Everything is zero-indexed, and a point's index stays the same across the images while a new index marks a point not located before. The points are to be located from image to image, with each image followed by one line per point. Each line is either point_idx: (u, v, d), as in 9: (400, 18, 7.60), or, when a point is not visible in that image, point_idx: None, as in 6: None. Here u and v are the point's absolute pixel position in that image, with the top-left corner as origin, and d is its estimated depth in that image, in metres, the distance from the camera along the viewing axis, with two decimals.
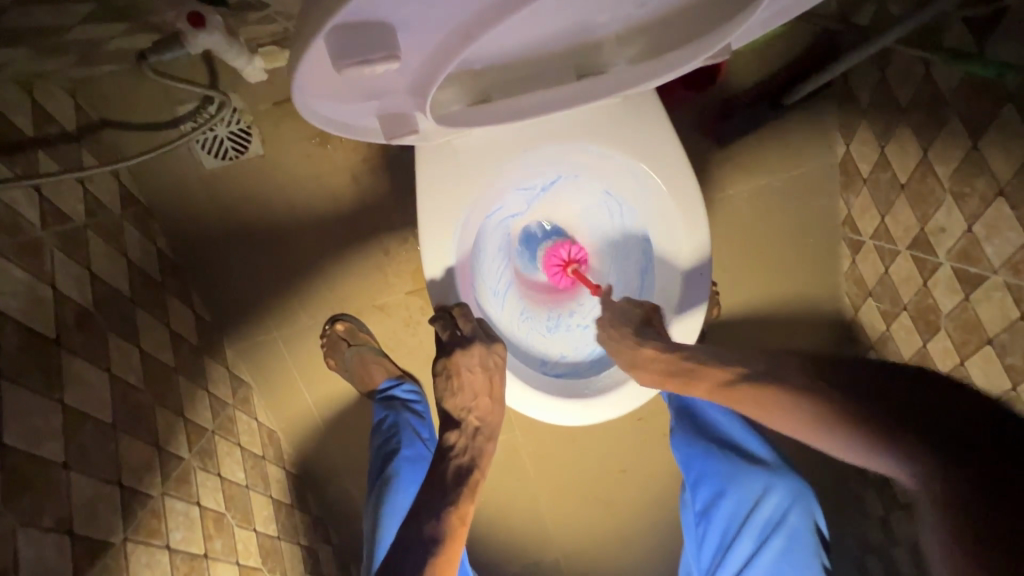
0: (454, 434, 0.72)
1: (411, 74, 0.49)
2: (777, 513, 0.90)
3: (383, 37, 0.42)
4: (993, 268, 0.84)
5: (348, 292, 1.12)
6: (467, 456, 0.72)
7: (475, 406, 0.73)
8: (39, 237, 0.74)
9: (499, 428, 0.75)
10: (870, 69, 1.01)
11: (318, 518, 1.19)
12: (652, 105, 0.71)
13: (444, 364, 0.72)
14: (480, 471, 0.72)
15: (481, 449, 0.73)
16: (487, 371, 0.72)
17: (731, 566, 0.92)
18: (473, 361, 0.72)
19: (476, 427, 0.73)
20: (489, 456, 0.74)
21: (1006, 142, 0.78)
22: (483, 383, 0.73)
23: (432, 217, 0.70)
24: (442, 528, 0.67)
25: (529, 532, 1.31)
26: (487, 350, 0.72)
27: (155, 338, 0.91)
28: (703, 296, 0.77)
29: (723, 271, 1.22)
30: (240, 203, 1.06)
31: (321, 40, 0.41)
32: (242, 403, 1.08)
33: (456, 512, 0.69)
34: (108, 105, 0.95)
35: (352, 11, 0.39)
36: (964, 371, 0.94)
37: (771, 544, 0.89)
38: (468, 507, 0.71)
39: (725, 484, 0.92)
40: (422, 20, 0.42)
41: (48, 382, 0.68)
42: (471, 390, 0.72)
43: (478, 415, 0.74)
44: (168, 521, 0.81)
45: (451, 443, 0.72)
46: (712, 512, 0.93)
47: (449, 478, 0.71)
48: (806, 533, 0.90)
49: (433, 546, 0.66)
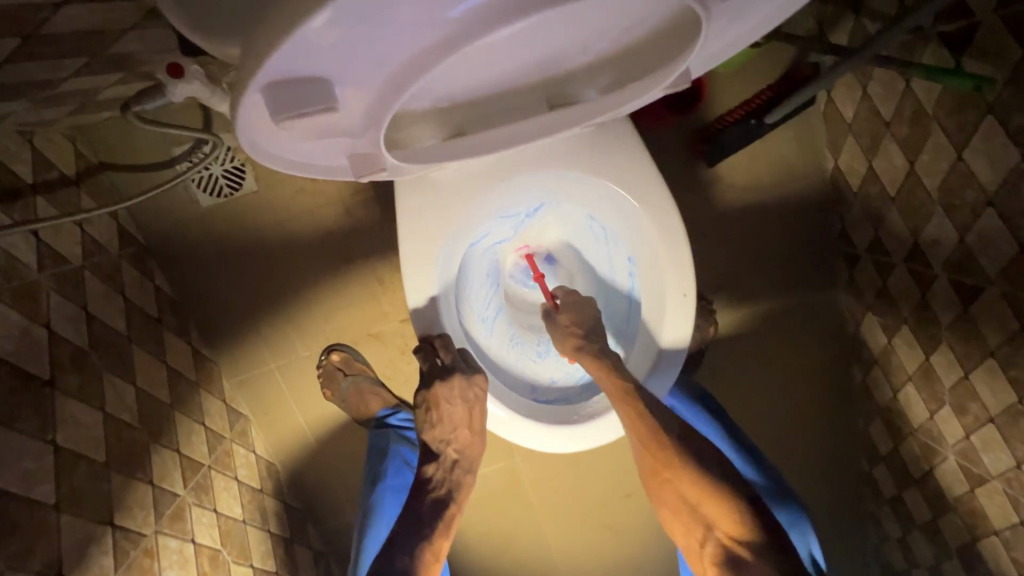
0: (432, 466, 0.76)
1: (357, 116, 0.49)
2: None
3: (318, 90, 0.43)
4: (989, 280, 0.83)
5: (344, 323, 1.13)
6: (443, 489, 0.77)
7: (455, 441, 0.76)
8: (36, 280, 0.76)
9: (477, 462, 0.78)
10: (853, 85, 1.02)
11: (319, 551, 1.18)
12: (626, 131, 0.72)
13: (425, 396, 0.74)
14: (455, 504, 0.77)
15: (457, 482, 0.77)
16: (467, 404, 0.74)
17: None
18: (453, 393, 0.73)
19: (454, 460, 0.77)
20: (466, 487, 0.78)
21: (990, 152, 0.77)
22: (463, 415, 0.74)
23: (414, 247, 0.71)
24: (417, 562, 0.72)
25: (533, 561, 1.28)
26: (468, 381, 0.73)
27: (151, 374, 0.92)
28: (689, 320, 0.77)
29: (719, 290, 1.21)
30: (237, 239, 1.08)
31: (258, 95, 0.42)
32: (239, 436, 1.09)
33: (430, 547, 0.74)
34: (108, 149, 0.99)
35: (284, 66, 0.40)
36: (970, 384, 0.92)
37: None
38: (443, 542, 0.75)
39: None
40: (356, 67, 0.43)
41: (41, 423, 0.69)
42: (450, 423, 0.75)
43: (457, 447, 0.77)
44: (161, 560, 0.80)
45: (429, 475, 0.76)
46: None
47: (427, 509, 0.75)
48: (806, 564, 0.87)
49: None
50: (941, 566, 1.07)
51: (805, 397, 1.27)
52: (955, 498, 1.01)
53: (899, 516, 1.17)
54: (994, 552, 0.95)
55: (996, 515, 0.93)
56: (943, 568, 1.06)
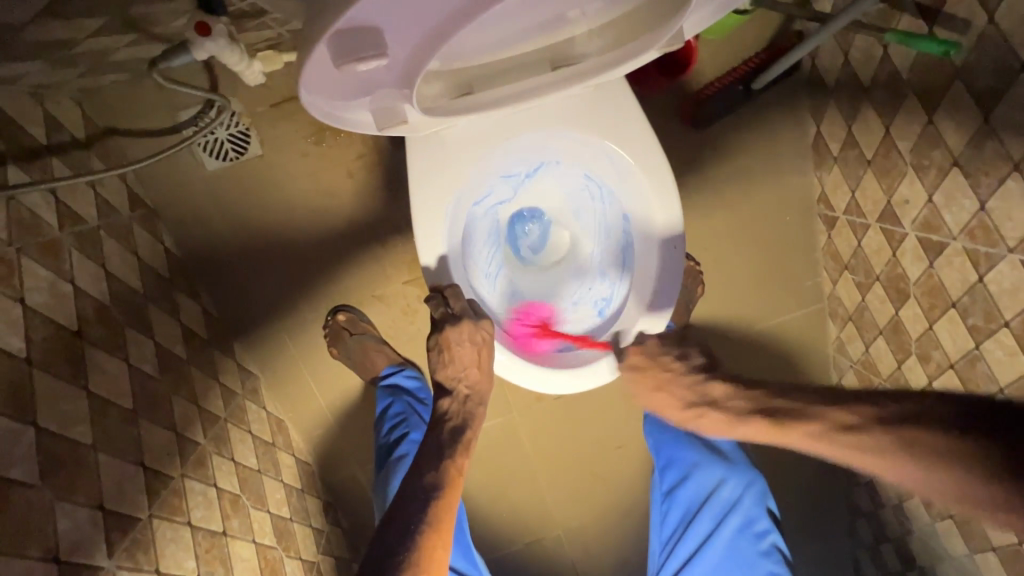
0: (447, 400, 0.82)
1: (394, 69, 0.54)
2: (732, 496, 0.98)
3: (372, 38, 0.47)
4: (952, 236, 0.90)
5: (349, 286, 1.17)
6: (458, 419, 0.82)
7: (469, 374, 0.81)
8: (58, 237, 0.80)
9: (488, 394, 0.84)
10: (835, 52, 1.07)
11: (327, 501, 1.25)
12: (624, 91, 0.76)
13: (441, 340, 0.79)
14: (472, 431, 0.83)
15: (471, 413, 0.83)
16: (475, 346, 0.79)
17: (689, 543, 1.00)
18: (463, 336, 0.78)
19: (467, 395, 0.83)
20: (479, 419, 0.84)
21: (956, 115, 0.83)
22: (472, 356, 0.80)
23: (423, 203, 0.75)
24: (441, 478, 0.77)
25: (530, 509, 1.37)
26: (475, 326, 0.78)
27: (168, 332, 0.97)
28: (678, 270, 0.83)
29: (707, 251, 1.28)
30: (243, 204, 1.11)
31: (319, 41, 0.46)
32: (250, 393, 1.14)
33: (452, 464, 0.79)
34: (114, 113, 1.00)
35: (348, 15, 0.44)
36: (933, 334, 1.00)
37: (728, 523, 0.98)
38: (463, 461, 0.81)
39: (690, 469, 1.00)
40: (405, 19, 0.47)
41: (74, 371, 0.73)
42: (461, 362, 0.80)
43: (468, 384, 0.82)
44: (189, 500, 0.86)
45: (445, 407, 0.82)
46: (679, 493, 1.00)
47: (445, 438, 0.81)
48: (757, 515, 0.99)
49: (434, 491, 0.76)
50: (903, 503, 1.17)
51: (784, 354, 1.35)
52: None
53: None
54: None
55: None
56: (907, 504, 1.17)
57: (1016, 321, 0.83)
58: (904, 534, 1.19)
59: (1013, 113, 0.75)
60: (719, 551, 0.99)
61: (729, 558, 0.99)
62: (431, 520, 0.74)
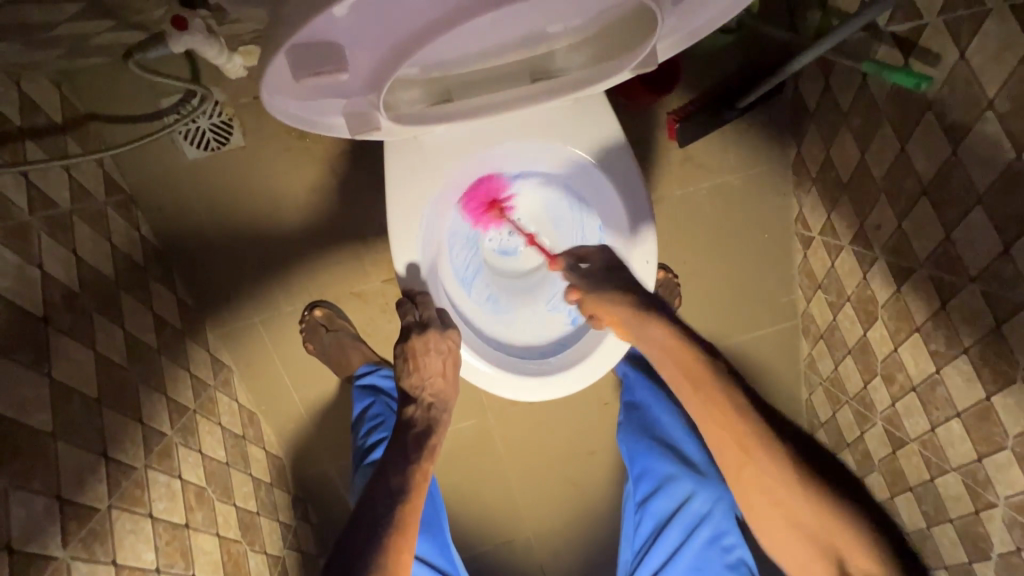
0: (412, 408, 0.84)
1: (362, 80, 0.55)
2: (702, 509, 1.00)
3: (334, 53, 0.49)
4: (919, 262, 0.93)
5: (327, 281, 1.17)
6: (424, 425, 0.83)
7: (435, 381, 0.83)
8: (28, 222, 0.79)
9: (452, 401, 0.86)
10: (817, 75, 1.09)
11: (296, 496, 1.25)
12: (603, 107, 0.77)
13: (409, 349, 0.81)
14: (437, 436, 0.84)
15: (435, 419, 0.84)
16: (441, 355, 0.81)
17: (658, 553, 1.01)
18: (428, 345, 0.80)
19: (431, 402, 0.84)
20: (445, 425, 0.86)
21: (927, 146, 0.85)
22: (439, 365, 0.82)
23: (399, 207, 0.76)
24: (409, 482, 0.78)
25: (500, 511, 1.38)
26: (441, 335, 0.80)
27: (139, 321, 0.96)
28: (650, 283, 0.84)
29: (685, 264, 1.30)
30: (222, 195, 1.10)
31: (282, 55, 0.48)
32: (222, 385, 1.13)
33: (418, 468, 0.80)
34: (93, 97, 0.99)
35: (308, 30, 0.46)
36: (898, 356, 1.03)
37: (698, 534, 1.00)
38: (429, 466, 0.81)
39: (663, 481, 1.01)
40: (367, 34, 0.49)
41: (37, 357, 0.73)
42: (426, 371, 0.82)
43: (433, 392, 0.84)
44: (151, 491, 0.86)
45: (410, 414, 0.84)
46: (651, 504, 1.01)
47: (411, 442, 0.82)
48: (726, 529, 1.00)
49: (400, 496, 0.77)
50: None
51: (757, 367, 1.37)
52: (881, 458, 1.14)
53: None
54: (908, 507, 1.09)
55: (911, 472, 1.07)
56: None
57: (974, 349, 0.86)
58: None
59: (980, 148, 0.77)
60: (687, 562, 1.00)
61: (698, 569, 1.01)
62: (397, 524, 0.75)
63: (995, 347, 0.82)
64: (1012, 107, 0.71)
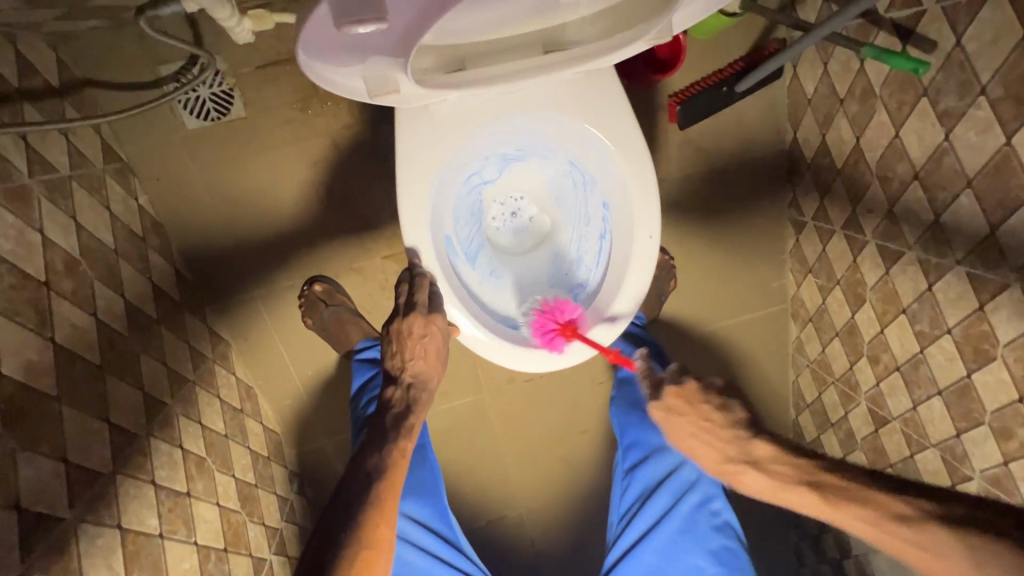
0: (392, 389, 0.82)
1: (393, 39, 0.55)
2: (692, 478, 1.01)
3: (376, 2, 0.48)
4: (908, 245, 0.96)
5: (326, 256, 1.17)
6: (402, 405, 0.81)
7: (415, 361, 0.81)
8: (28, 184, 0.77)
9: (433, 382, 0.83)
10: (815, 61, 1.11)
11: (293, 471, 1.26)
12: (610, 81, 0.78)
13: (394, 330, 0.81)
14: (416, 417, 0.81)
15: (415, 399, 0.81)
16: (425, 336, 0.80)
17: (646, 518, 1.02)
18: (415, 327, 0.79)
19: (411, 382, 0.82)
20: (426, 406, 0.83)
21: (920, 131, 0.88)
22: (420, 345, 0.80)
23: (407, 177, 0.76)
24: (385, 461, 0.76)
25: (494, 488, 1.41)
26: (426, 317, 0.79)
27: (139, 291, 0.95)
28: (652, 259, 0.84)
29: (680, 246, 1.32)
30: (221, 167, 1.09)
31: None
32: (220, 358, 1.13)
33: (395, 448, 0.78)
34: (90, 62, 0.97)
35: None
36: (884, 337, 1.06)
37: (686, 500, 1.01)
38: (407, 446, 0.79)
39: (653, 450, 1.02)
40: None
41: (40, 321, 0.72)
42: (409, 351, 0.81)
43: (414, 371, 0.82)
44: (153, 459, 0.86)
45: (389, 396, 0.82)
46: (641, 472, 1.03)
47: (388, 422, 0.80)
48: (716, 495, 1.02)
49: (377, 474, 0.75)
50: None
51: (746, 349, 1.41)
52: (864, 437, 1.18)
53: None
54: None
55: (892, 450, 1.11)
56: None
57: (956, 329, 0.90)
58: None
59: (971, 133, 0.80)
60: (674, 527, 1.01)
61: (685, 534, 1.01)
62: (374, 499, 0.73)
63: (977, 326, 0.86)
64: (1004, 93, 0.73)
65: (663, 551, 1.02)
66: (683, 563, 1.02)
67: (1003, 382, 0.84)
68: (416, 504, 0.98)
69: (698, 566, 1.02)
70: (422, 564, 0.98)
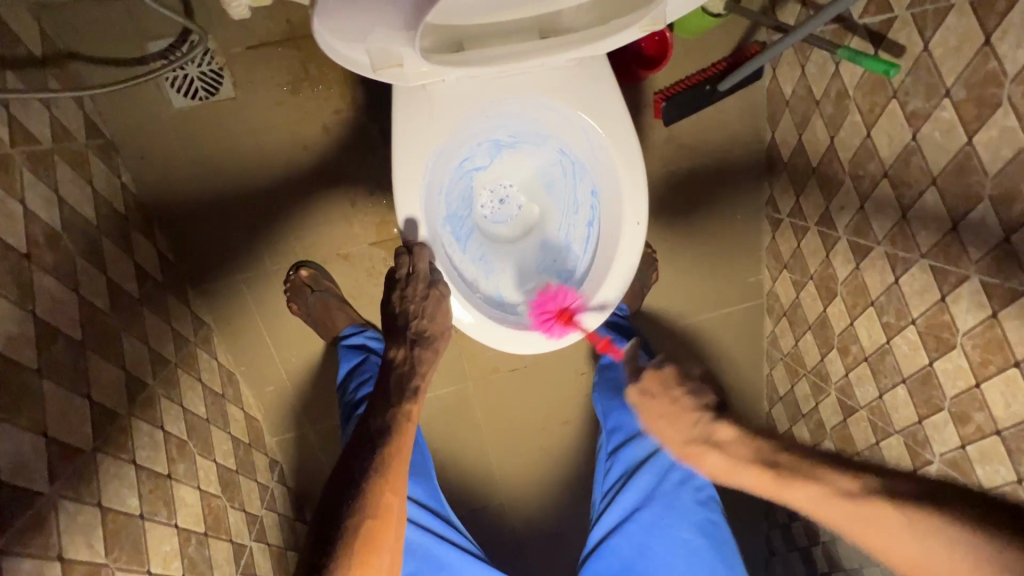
0: (396, 348, 0.84)
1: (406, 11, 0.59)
2: (673, 458, 1.04)
3: None
4: (877, 240, 1.01)
5: (313, 242, 1.16)
6: (406, 365, 0.83)
7: (419, 322, 0.82)
8: (9, 154, 0.76)
9: (438, 341, 0.84)
10: (794, 64, 1.16)
11: (275, 459, 1.25)
12: (602, 67, 0.81)
13: (397, 298, 0.84)
14: (421, 376, 0.83)
15: (418, 358, 0.83)
16: (427, 299, 0.81)
17: (629, 496, 1.04)
18: (416, 293, 0.81)
19: (414, 340, 0.83)
20: (432, 364, 0.84)
21: (889, 131, 0.93)
22: (422, 306, 0.82)
23: (404, 156, 0.78)
24: (391, 424, 0.79)
25: (477, 477, 1.42)
26: (430, 284, 0.81)
27: (121, 269, 0.94)
28: (638, 245, 0.87)
29: (663, 241, 1.36)
30: (209, 148, 1.08)
31: None
32: (202, 342, 1.12)
33: (400, 410, 0.81)
34: (74, 34, 0.95)
35: None
36: (853, 329, 1.12)
37: (668, 478, 1.04)
38: (412, 407, 0.82)
39: (635, 432, 1.05)
40: None
41: (21, 292, 0.71)
42: (411, 312, 0.83)
43: (416, 329, 0.83)
44: (135, 439, 0.84)
45: (394, 355, 0.84)
46: (622, 452, 1.06)
47: (393, 383, 0.82)
48: (697, 472, 1.05)
49: (382, 438, 0.78)
50: None
51: (723, 343, 1.46)
52: (832, 426, 1.23)
53: None
54: None
55: (859, 438, 1.16)
56: None
57: (920, 320, 0.95)
58: None
59: (936, 133, 0.85)
60: (659, 503, 1.04)
61: (669, 511, 1.04)
62: (378, 466, 0.76)
63: (940, 316, 0.91)
64: (967, 96, 0.79)
65: (649, 525, 1.04)
66: (669, 536, 1.04)
67: (961, 368, 0.89)
68: (411, 482, 0.99)
69: (684, 540, 1.04)
70: (416, 538, 0.98)
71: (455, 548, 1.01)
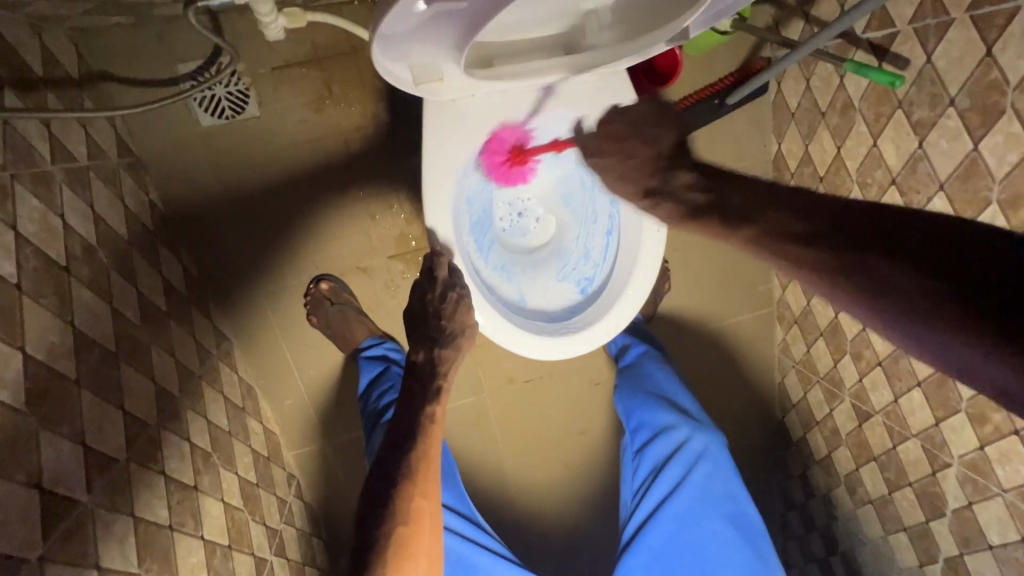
0: (417, 351, 0.85)
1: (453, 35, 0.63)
2: (700, 450, 1.04)
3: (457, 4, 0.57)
4: None
5: (332, 256, 1.18)
6: (428, 366, 0.83)
7: (440, 321, 0.83)
8: (51, 171, 0.79)
9: (461, 342, 0.83)
10: (798, 78, 1.20)
11: (291, 474, 1.25)
12: (623, 81, 0.84)
13: (421, 298, 0.85)
14: (445, 376, 0.83)
15: (440, 357, 0.83)
16: (448, 301, 0.83)
17: (658, 491, 1.05)
18: (437, 294, 0.83)
19: (434, 340, 0.83)
20: (456, 364, 0.84)
21: (896, 139, 0.96)
22: (443, 307, 0.83)
23: (433, 168, 0.80)
24: (416, 427, 0.79)
25: (493, 491, 1.41)
26: (449, 284, 0.83)
27: (150, 282, 0.95)
28: (658, 253, 0.89)
29: (673, 251, 1.39)
30: (233, 164, 1.11)
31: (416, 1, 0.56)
32: (224, 356, 1.13)
33: (424, 413, 0.80)
34: (107, 57, 0.98)
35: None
36: (865, 335, 1.13)
37: (696, 470, 1.04)
38: (436, 408, 0.81)
39: (659, 428, 1.06)
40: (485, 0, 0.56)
41: (60, 304, 0.72)
42: (434, 314, 0.83)
43: (437, 331, 0.83)
44: (164, 450, 0.85)
45: (416, 357, 0.84)
46: (649, 449, 1.07)
47: (416, 385, 0.83)
48: (726, 464, 1.05)
49: (408, 444, 0.78)
50: (832, 493, 1.32)
51: (735, 352, 1.47)
52: (848, 433, 1.24)
53: (802, 453, 1.42)
54: (872, 475, 1.19)
55: (875, 443, 1.17)
56: (835, 494, 1.32)
57: None
58: (830, 520, 1.33)
59: (942, 140, 0.88)
60: (689, 496, 1.04)
61: (700, 502, 1.04)
62: (408, 472, 0.76)
63: None
64: (971, 104, 0.82)
65: (682, 517, 1.04)
66: (701, 529, 1.05)
67: None
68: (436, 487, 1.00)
69: (717, 531, 1.05)
70: (451, 545, 1.00)
71: (486, 550, 1.02)
